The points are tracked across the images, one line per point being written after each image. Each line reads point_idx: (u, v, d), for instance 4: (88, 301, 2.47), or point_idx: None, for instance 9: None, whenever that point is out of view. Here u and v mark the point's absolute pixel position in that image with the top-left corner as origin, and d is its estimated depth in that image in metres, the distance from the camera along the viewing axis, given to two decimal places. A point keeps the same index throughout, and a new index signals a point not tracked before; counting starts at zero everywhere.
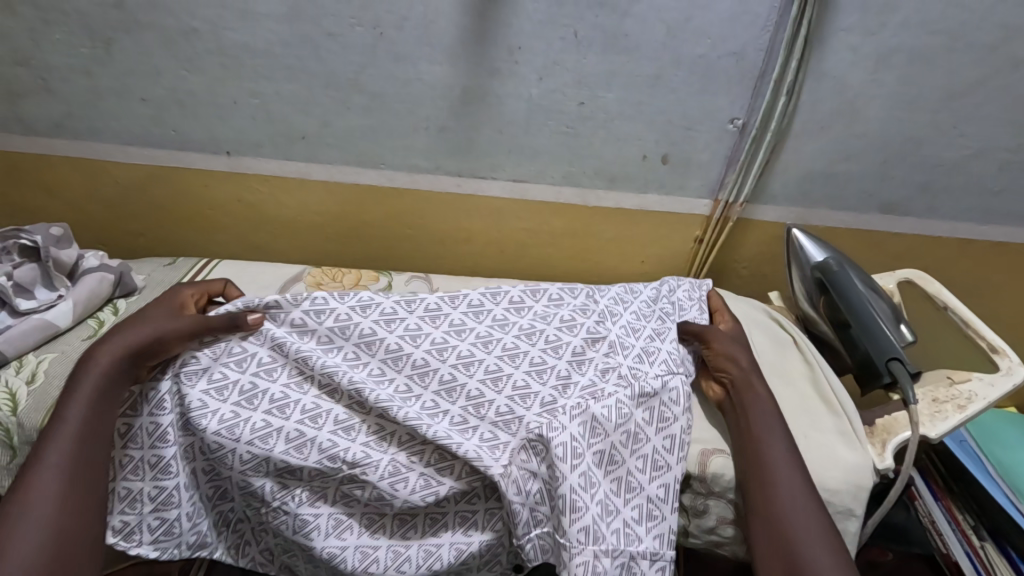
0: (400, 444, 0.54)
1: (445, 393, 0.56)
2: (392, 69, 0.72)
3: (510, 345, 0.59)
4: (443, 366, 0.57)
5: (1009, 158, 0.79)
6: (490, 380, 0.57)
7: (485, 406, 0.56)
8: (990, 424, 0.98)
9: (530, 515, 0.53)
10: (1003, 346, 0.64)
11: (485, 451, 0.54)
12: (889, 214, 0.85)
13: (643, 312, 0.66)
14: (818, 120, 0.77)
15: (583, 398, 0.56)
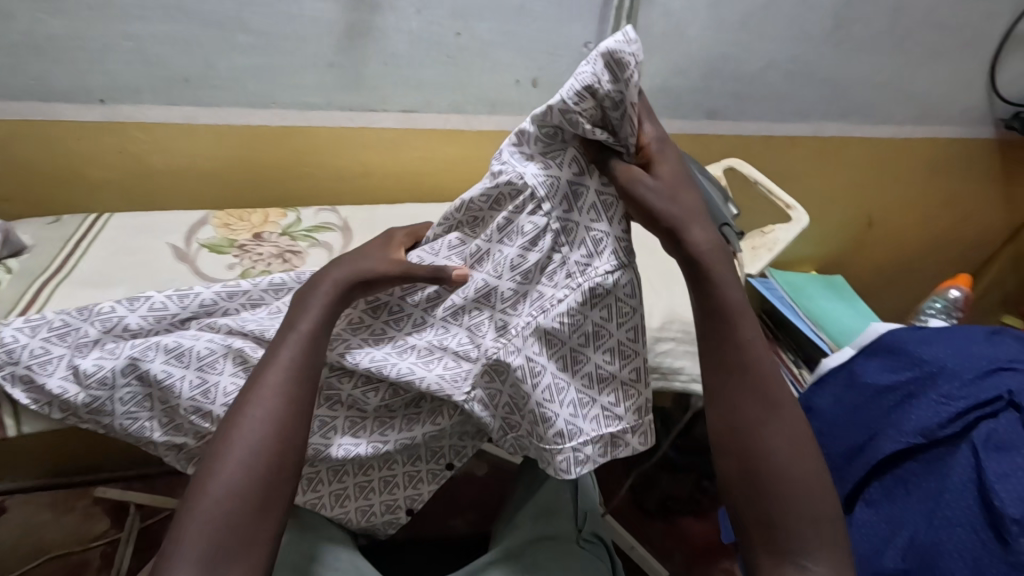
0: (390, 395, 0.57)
1: (447, 373, 0.55)
2: (274, 5, 0.75)
3: (482, 287, 0.55)
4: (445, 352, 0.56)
5: (789, 68, 1.02)
6: (474, 326, 0.56)
7: (470, 341, 0.56)
8: (799, 282, 1.28)
9: (503, 422, 0.57)
10: (793, 202, 0.86)
11: (452, 386, 0.55)
12: (712, 119, 1.05)
13: (575, 197, 0.53)
14: (652, 41, 0.93)
15: (533, 311, 0.54)
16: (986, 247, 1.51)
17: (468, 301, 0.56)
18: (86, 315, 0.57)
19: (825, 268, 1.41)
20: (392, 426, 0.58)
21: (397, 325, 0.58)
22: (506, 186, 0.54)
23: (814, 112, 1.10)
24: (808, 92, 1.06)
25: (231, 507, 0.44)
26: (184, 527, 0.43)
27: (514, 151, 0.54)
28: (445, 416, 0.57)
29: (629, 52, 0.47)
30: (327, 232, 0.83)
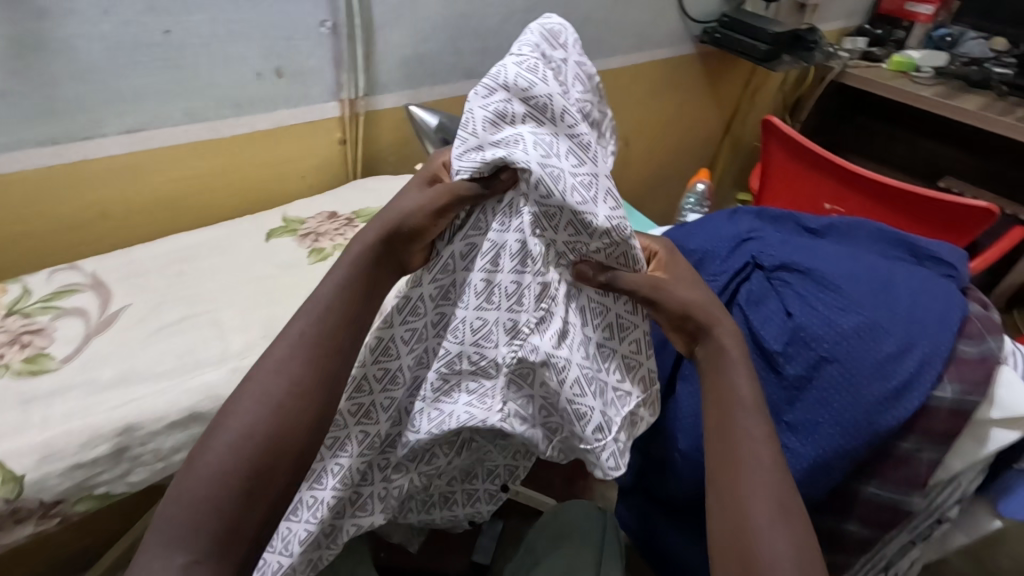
0: (433, 423, 0.57)
1: (477, 401, 0.57)
2: None
3: (474, 321, 0.56)
4: (463, 375, 0.57)
5: (523, 18, 1.08)
6: (482, 338, 0.56)
7: (484, 353, 0.56)
8: None
9: (530, 432, 0.59)
10: None
11: (477, 403, 0.57)
12: (471, 78, 1.08)
13: (552, 176, 0.51)
14: (390, 10, 0.91)
15: (535, 308, 0.55)
16: (711, 143, 1.82)
17: (465, 344, 0.56)
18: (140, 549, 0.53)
19: None
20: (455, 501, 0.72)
21: (389, 365, 0.58)
22: (492, 157, 0.53)
23: None
24: None
25: (218, 487, 0.49)
26: (178, 508, 0.48)
27: (502, 102, 0.54)
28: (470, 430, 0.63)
29: (560, 29, 0.60)
30: (74, 296, 0.68)
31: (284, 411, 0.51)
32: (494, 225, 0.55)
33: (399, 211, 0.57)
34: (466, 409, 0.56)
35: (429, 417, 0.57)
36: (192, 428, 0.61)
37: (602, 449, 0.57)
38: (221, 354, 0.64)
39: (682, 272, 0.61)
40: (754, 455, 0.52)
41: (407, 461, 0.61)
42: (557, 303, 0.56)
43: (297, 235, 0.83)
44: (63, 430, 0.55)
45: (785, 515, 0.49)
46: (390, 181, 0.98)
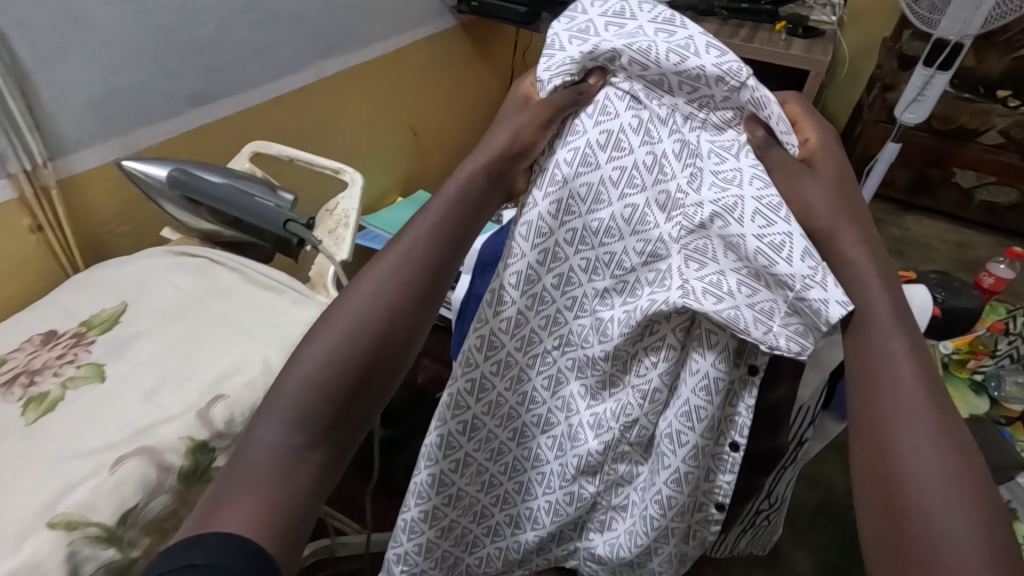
0: (626, 323, 0.61)
1: (658, 284, 0.60)
2: None
3: (626, 213, 0.61)
4: (639, 271, 0.61)
5: (246, 19, 0.89)
6: (637, 223, 0.60)
7: (647, 237, 0.60)
8: (397, 217, 1.34)
9: (742, 316, 0.56)
10: (339, 165, 0.78)
11: (661, 291, 0.59)
12: (203, 105, 0.87)
13: (643, 53, 0.60)
14: (45, 40, 0.66)
15: (682, 176, 0.60)
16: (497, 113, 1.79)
17: (625, 234, 0.61)
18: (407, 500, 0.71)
19: (408, 186, 1.49)
20: (715, 470, 0.68)
21: (545, 297, 0.65)
22: (582, 55, 0.62)
23: (304, 57, 1.02)
24: (284, 39, 0.97)
25: (328, 373, 0.49)
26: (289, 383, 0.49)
27: (584, 20, 0.63)
28: (662, 335, 0.62)
29: None
30: None
31: (416, 287, 0.55)
32: (586, 121, 0.62)
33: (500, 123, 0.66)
34: (651, 295, 0.60)
35: (620, 317, 0.62)
36: None
37: (823, 293, 0.53)
38: None
39: (823, 162, 0.60)
40: (891, 367, 0.50)
41: (605, 375, 0.65)
42: (713, 159, 0.60)
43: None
44: None
45: (969, 461, 0.45)
46: (126, 264, 0.74)
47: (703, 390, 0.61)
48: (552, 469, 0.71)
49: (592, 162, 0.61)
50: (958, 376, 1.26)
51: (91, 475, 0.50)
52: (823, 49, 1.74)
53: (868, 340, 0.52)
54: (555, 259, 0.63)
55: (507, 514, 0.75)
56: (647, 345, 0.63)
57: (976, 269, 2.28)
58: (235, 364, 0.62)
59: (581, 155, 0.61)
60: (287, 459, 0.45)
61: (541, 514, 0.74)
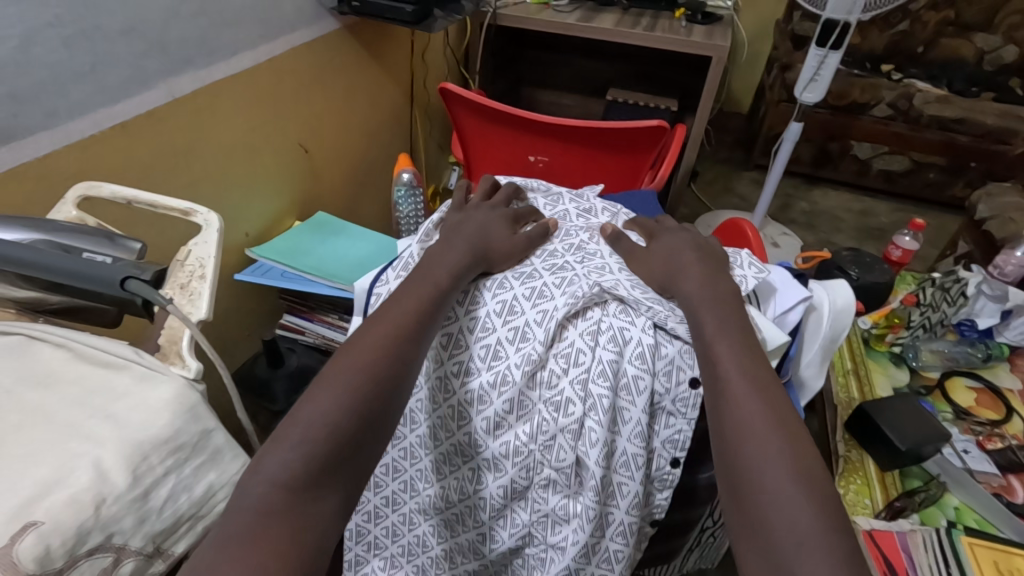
0: (540, 332, 0.58)
1: (548, 313, 0.59)
2: None
3: (534, 273, 0.63)
4: (528, 309, 0.60)
5: (61, 34, 0.74)
6: (547, 275, 0.63)
7: (539, 281, 0.62)
8: (293, 243, 1.21)
9: (610, 321, 0.59)
10: (190, 205, 0.66)
11: (576, 296, 0.59)
12: (10, 142, 0.72)
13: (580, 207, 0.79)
14: None
15: (590, 258, 0.66)
16: (402, 120, 1.67)
17: (525, 288, 0.62)
18: (353, 537, 0.69)
19: (306, 208, 1.36)
20: (654, 492, 0.60)
21: (464, 309, 0.62)
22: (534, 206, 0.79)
23: (149, 75, 0.88)
24: (118, 54, 0.82)
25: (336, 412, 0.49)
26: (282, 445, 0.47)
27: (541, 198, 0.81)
28: (579, 336, 0.59)
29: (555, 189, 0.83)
30: None
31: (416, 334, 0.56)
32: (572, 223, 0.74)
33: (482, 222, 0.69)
34: (546, 324, 0.59)
35: (535, 325, 0.59)
36: None
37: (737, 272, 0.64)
38: None
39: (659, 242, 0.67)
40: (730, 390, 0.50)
41: (524, 383, 0.58)
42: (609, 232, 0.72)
43: None
44: None
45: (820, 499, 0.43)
46: None
47: (619, 391, 0.57)
48: (483, 498, 0.62)
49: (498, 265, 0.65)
50: (878, 351, 1.28)
51: None
52: (723, 34, 1.74)
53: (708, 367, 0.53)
54: (488, 292, 0.63)
55: (446, 546, 0.68)
56: (565, 357, 0.59)
57: (880, 235, 2.39)
58: (57, 475, 0.48)
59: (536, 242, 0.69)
60: (289, 499, 0.44)
61: (479, 545, 0.66)
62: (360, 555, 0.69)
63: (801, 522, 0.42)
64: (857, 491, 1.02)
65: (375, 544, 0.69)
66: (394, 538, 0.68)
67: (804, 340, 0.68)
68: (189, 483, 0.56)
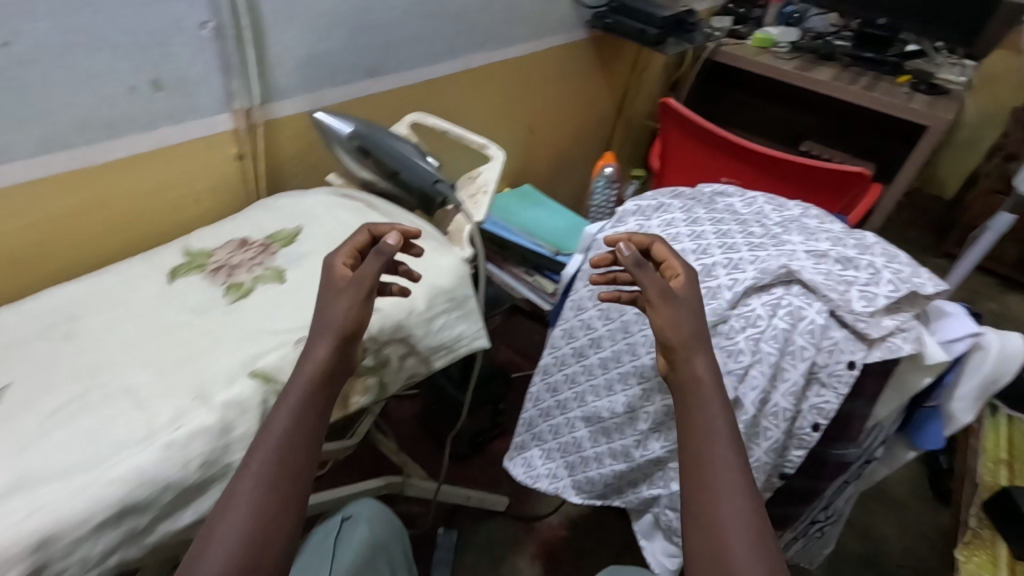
0: (727, 294, 0.71)
1: (739, 278, 0.72)
2: None
3: (729, 246, 0.75)
4: (723, 275, 0.73)
5: (422, 10, 1.03)
6: (740, 250, 0.74)
7: (734, 253, 0.74)
8: (503, 203, 1.47)
9: (794, 297, 0.69)
10: (486, 141, 0.90)
11: (766, 271, 0.70)
12: (375, 77, 1.01)
13: (775, 201, 0.86)
14: (282, 7, 0.81)
15: (786, 243, 0.75)
16: (606, 123, 1.87)
17: (722, 257, 0.74)
18: (526, 425, 0.94)
19: (515, 181, 1.62)
20: (789, 448, 0.72)
21: None
22: (717, 192, 0.88)
23: (458, 49, 1.16)
24: (446, 30, 1.10)
25: (260, 498, 0.50)
26: (239, 482, 0.51)
27: (723, 187, 0.90)
28: (760, 304, 0.70)
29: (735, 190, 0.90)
30: None
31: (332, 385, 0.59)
32: (772, 212, 0.83)
33: (343, 275, 0.62)
34: (735, 287, 0.71)
35: (726, 286, 0.72)
36: (127, 521, 0.50)
37: (915, 280, 0.69)
38: (146, 428, 0.54)
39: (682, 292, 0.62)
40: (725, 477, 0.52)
41: (705, 329, 0.72)
42: (809, 224, 0.80)
43: (208, 271, 0.73)
44: None
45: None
46: (300, 196, 0.89)
47: (784, 354, 0.68)
48: (644, 414, 0.79)
49: (699, 229, 0.78)
50: None
51: (278, 347, 0.63)
52: (947, 107, 1.71)
53: (708, 448, 0.54)
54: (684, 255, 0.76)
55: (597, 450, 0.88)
56: (744, 319, 0.70)
57: None
58: (385, 287, 0.73)
59: (738, 222, 0.80)
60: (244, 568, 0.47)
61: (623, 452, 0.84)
62: (527, 441, 0.94)
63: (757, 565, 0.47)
64: (979, 565, 1.02)
65: (542, 435, 0.92)
66: (556, 435, 0.91)
67: (962, 375, 0.73)
68: (453, 323, 0.78)
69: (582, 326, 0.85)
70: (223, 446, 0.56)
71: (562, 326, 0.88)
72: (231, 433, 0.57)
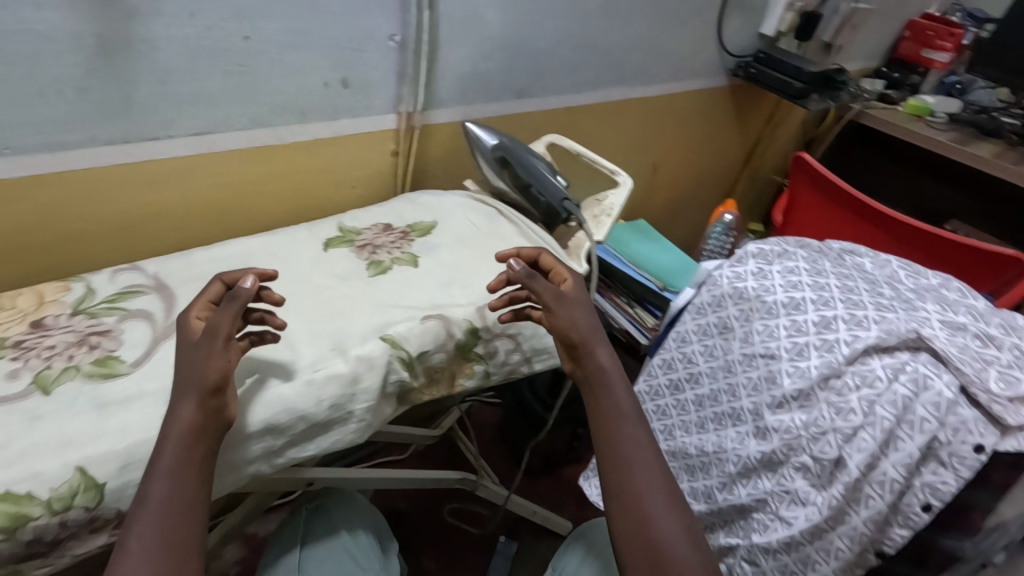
0: (846, 350, 0.70)
1: (860, 336, 0.70)
2: (27, 37, 0.59)
3: (855, 303, 0.73)
4: (843, 330, 0.71)
5: (575, 42, 1.11)
6: (865, 308, 0.72)
7: (858, 310, 0.72)
8: (616, 233, 1.50)
9: (921, 365, 0.66)
10: (616, 168, 0.95)
11: (892, 333, 0.68)
12: (521, 98, 1.10)
13: (913, 268, 0.82)
14: (457, 28, 0.92)
15: (919, 310, 0.72)
16: (731, 171, 1.85)
17: (845, 312, 0.72)
18: None
19: (630, 214, 1.64)
20: (891, 524, 0.68)
21: (785, 310, 0.77)
22: (847, 250, 0.86)
23: (600, 81, 1.22)
24: (593, 63, 1.17)
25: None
26: (131, 558, 0.46)
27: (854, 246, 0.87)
28: (879, 365, 0.68)
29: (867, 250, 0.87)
30: (138, 298, 0.67)
31: (189, 488, 0.50)
32: (907, 278, 0.80)
33: (195, 327, 0.56)
34: (856, 343, 0.69)
35: (846, 341, 0.70)
36: (265, 440, 0.59)
37: None
38: (292, 365, 0.62)
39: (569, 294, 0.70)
40: (637, 455, 0.62)
41: (816, 382, 0.71)
42: (949, 297, 0.76)
43: (355, 246, 0.83)
44: (137, 440, 0.53)
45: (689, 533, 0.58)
46: (439, 195, 0.97)
47: (901, 422, 0.65)
48: (736, 457, 0.78)
49: (823, 281, 0.76)
50: None
51: (407, 319, 0.70)
52: None
53: (615, 433, 0.63)
54: (803, 304, 0.76)
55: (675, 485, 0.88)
56: (860, 378, 0.68)
57: None
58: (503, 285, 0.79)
59: (868, 281, 0.77)
60: None
61: (704, 493, 0.83)
62: None
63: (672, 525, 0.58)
64: None
65: None
66: None
67: None
68: None
69: (683, 358, 0.87)
70: (350, 394, 0.63)
71: (664, 356, 0.90)
72: (358, 384, 0.64)
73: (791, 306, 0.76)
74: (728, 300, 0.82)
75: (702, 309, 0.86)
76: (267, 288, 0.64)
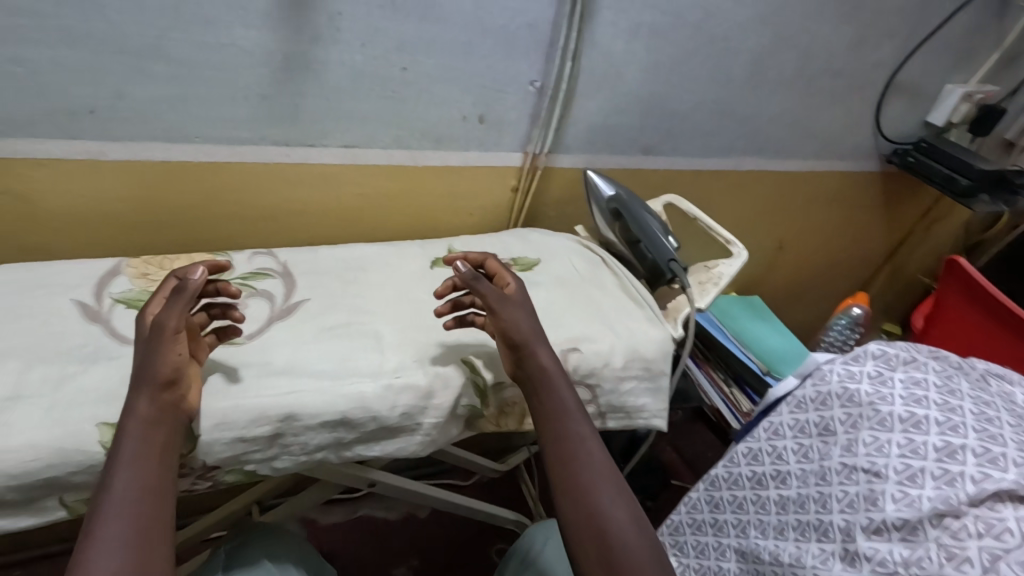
0: (971, 489, 0.60)
1: (991, 476, 0.60)
2: (233, 50, 0.71)
3: (989, 435, 0.63)
4: (970, 465, 0.62)
5: (713, 108, 1.09)
6: (1002, 445, 0.62)
7: (993, 446, 0.62)
8: (724, 304, 1.43)
9: None
10: (733, 237, 0.91)
11: None
12: (648, 154, 1.10)
13: None
14: (595, 81, 0.95)
15: None
16: (869, 263, 1.69)
17: (977, 444, 0.63)
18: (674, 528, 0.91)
19: (744, 288, 1.56)
20: None
21: (902, 425, 0.68)
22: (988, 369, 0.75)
23: (734, 149, 1.19)
24: (729, 130, 1.15)
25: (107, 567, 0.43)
26: (95, 541, 0.44)
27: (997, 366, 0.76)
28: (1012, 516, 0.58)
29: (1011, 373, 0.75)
30: (266, 279, 0.75)
31: (162, 477, 0.50)
32: None
33: (149, 322, 0.55)
34: (985, 485, 0.60)
35: (971, 478, 0.61)
36: (338, 431, 0.63)
37: None
38: (377, 367, 0.66)
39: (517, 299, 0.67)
40: (589, 455, 0.58)
41: (929, 516, 0.62)
42: None
43: None
44: (234, 404, 0.58)
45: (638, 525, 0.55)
46: (549, 234, 1.00)
47: None
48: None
49: (954, 402, 0.67)
50: None
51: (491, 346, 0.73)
52: None
53: (568, 430, 0.60)
54: (924, 422, 0.67)
55: None
56: (985, 526, 0.58)
57: None
58: (592, 333, 0.78)
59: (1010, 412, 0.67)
60: None
61: None
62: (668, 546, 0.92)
63: (624, 519, 0.54)
64: None
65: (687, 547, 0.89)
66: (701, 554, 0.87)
67: None
68: (639, 392, 0.79)
69: (771, 452, 0.80)
70: (422, 406, 0.66)
71: (749, 445, 0.83)
72: (431, 399, 0.66)
73: (911, 423, 0.67)
74: (835, 400, 0.74)
75: (802, 404, 0.78)
76: (223, 282, 0.64)
